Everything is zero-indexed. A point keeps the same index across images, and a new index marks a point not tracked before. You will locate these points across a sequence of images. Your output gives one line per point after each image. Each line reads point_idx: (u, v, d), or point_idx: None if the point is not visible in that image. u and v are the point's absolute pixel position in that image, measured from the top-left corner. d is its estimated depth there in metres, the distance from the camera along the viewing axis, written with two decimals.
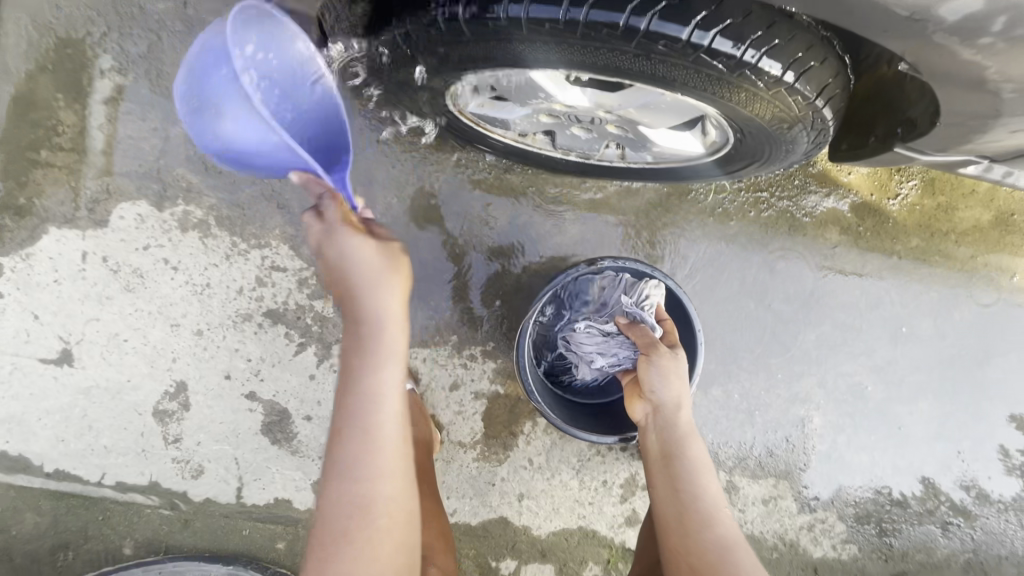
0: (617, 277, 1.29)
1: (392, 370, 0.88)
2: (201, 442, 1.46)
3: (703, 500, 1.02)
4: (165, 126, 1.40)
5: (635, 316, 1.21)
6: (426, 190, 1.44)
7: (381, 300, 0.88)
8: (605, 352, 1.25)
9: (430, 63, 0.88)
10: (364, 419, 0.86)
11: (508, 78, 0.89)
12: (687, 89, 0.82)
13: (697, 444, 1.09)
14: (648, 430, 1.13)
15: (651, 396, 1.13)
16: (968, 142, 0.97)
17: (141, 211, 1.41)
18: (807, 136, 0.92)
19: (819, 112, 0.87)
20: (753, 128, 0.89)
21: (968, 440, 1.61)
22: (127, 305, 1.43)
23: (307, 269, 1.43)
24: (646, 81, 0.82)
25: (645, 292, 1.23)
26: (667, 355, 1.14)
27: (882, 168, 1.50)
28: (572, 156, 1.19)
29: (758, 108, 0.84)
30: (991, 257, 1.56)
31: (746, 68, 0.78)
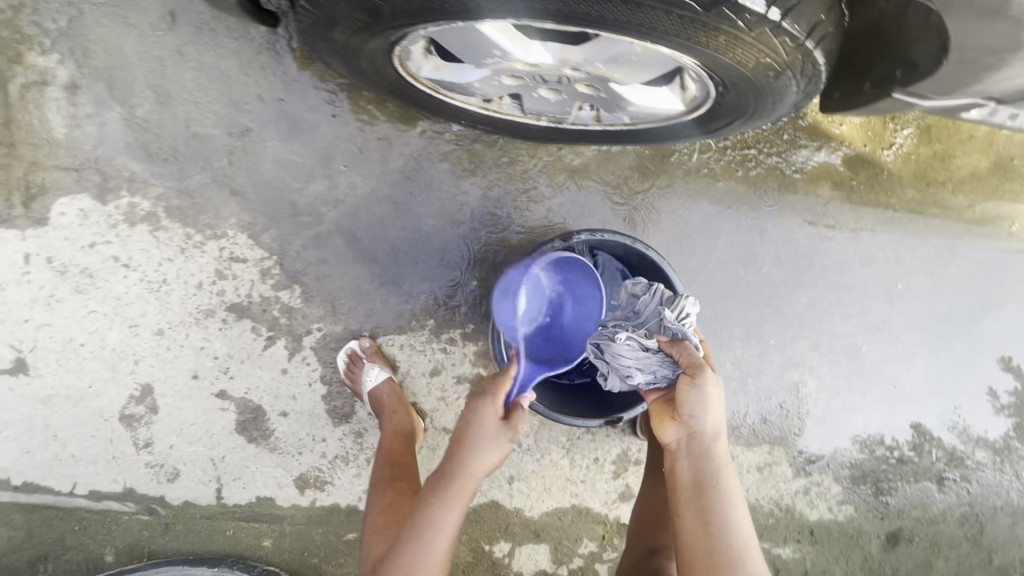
0: (651, 288, 1.16)
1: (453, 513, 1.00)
2: (174, 445, 1.40)
3: (734, 537, 0.94)
4: (99, 110, 1.28)
5: (677, 332, 1.06)
6: (390, 166, 1.34)
7: (474, 463, 0.99)
8: (643, 368, 1.07)
9: (365, 20, 0.77)
10: (422, 538, 0.98)
11: (456, 32, 0.78)
12: (658, 35, 0.72)
13: (731, 475, 0.99)
14: (679, 457, 1.01)
15: (689, 420, 0.99)
16: (977, 83, 0.85)
17: (82, 206, 1.30)
18: (797, 84, 0.83)
19: (809, 56, 0.77)
20: (736, 78, 0.80)
21: (964, 394, 1.57)
22: (79, 308, 1.33)
23: (268, 258, 1.34)
24: (611, 27, 0.71)
25: (686, 306, 1.10)
26: (713, 379, 1.00)
27: (876, 117, 1.42)
28: (542, 121, 1.09)
29: (738, 54, 0.75)
30: (989, 205, 1.50)
31: (724, 6, 0.68)
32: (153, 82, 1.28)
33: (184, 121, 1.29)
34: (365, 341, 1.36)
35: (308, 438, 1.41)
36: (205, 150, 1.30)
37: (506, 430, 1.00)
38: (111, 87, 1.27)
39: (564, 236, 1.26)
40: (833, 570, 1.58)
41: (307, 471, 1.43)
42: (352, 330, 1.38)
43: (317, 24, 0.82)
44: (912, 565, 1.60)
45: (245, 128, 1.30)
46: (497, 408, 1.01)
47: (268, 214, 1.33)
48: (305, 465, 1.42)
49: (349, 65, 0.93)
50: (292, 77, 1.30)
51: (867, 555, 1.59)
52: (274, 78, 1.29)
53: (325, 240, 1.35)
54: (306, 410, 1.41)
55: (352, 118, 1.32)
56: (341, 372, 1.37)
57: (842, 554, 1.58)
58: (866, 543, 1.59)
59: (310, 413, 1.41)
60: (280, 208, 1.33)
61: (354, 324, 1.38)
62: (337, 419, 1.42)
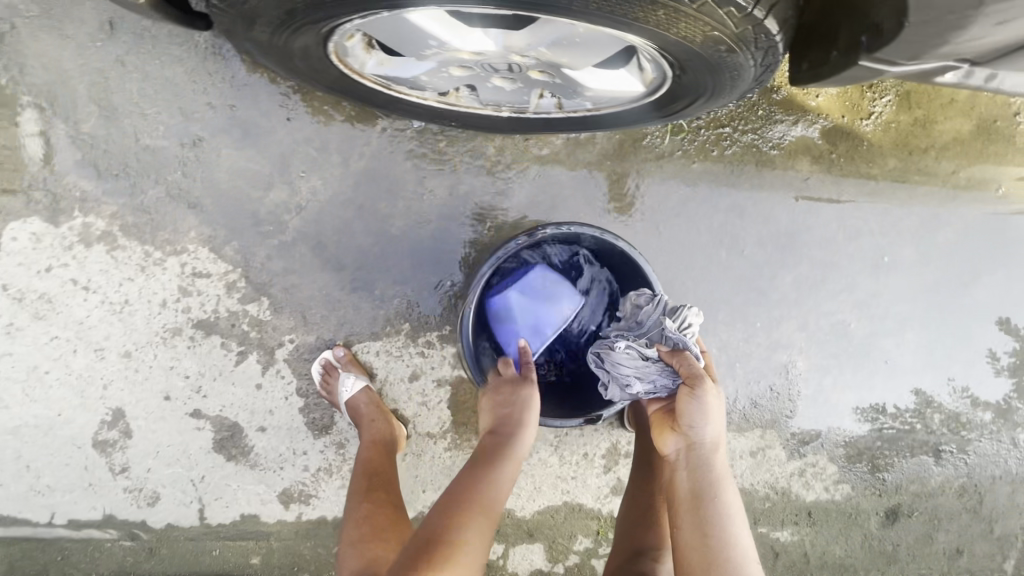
0: (655, 298, 1.13)
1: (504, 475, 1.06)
2: (151, 468, 1.36)
3: (733, 550, 0.91)
4: (42, 128, 1.22)
5: (677, 342, 1.04)
6: (351, 168, 1.29)
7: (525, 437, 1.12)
8: (642, 377, 1.06)
9: (280, 12, 0.72)
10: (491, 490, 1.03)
11: (385, 22, 0.74)
12: (593, 14, 0.67)
13: (730, 487, 0.96)
14: (678, 468, 0.98)
15: (688, 431, 0.97)
16: (946, 44, 0.79)
17: (34, 229, 1.25)
18: (754, 58, 0.77)
19: (762, 26, 0.72)
20: (687, 54, 0.75)
21: (958, 365, 1.54)
22: (41, 335, 1.29)
23: (232, 271, 1.30)
24: (542, 8, 0.66)
25: (689, 316, 1.07)
26: (713, 390, 0.97)
27: (853, 87, 1.37)
28: (504, 111, 1.04)
29: (681, 28, 0.69)
30: (975, 170, 1.45)
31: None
32: (96, 95, 1.22)
33: (133, 134, 1.24)
34: (339, 351, 1.32)
35: (289, 452, 1.38)
36: (157, 163, 1.25)
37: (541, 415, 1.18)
38: (53, 103, 1.22)
39: (529, 232, 1.22)
40: (833, 550, 1.56)
41: (290, 485, 1.39)
42: (325, 339, 1.34)
43: (237, 23, 0.77)
44: (912, 540, 1.58)
45: (197, 138, 1.25)
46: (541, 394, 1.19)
47: (229, 225, 1.29)
48: (288, 480, 1.39)
49: (284, 64, 0.88)
50: (242, 82, 1.24)
51: (867, 533, 1.57)
52: (223, 84, 1.24)
53: (290, 249, 1.30)
54: (284, 424, 1.37)
55: (308, 121, 1.27)
56: (317, 383, 1.32)
57: (842, 534, 1.56)
58: (865, 521, 1.57)
59: (288, 426, 1.37)
60: (240, 218, 1.29)
61: (327, 333, 1.34)
62: (317, 431, 1.38)
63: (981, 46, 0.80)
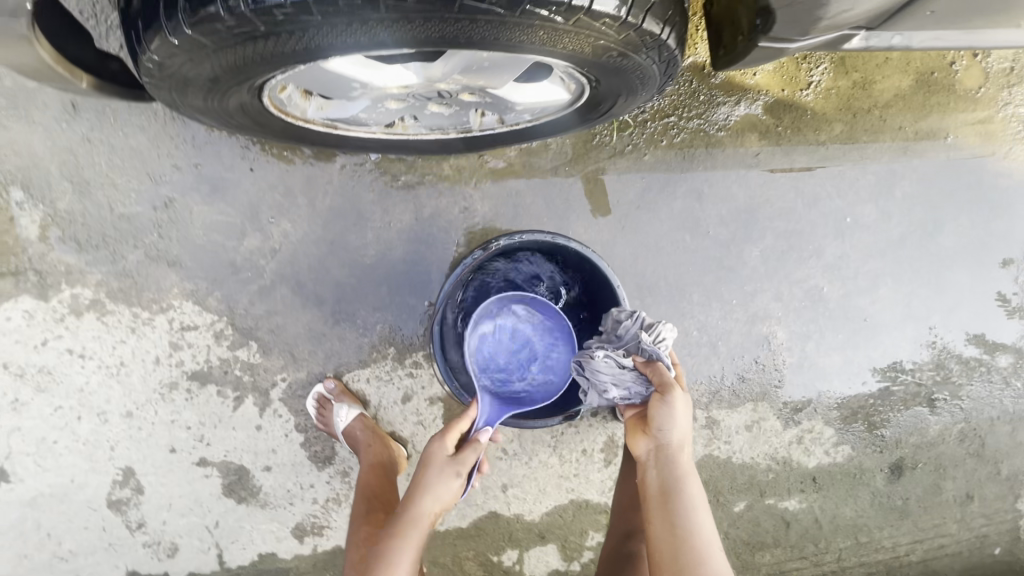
0: (633, 313, 1.17)
1: (407, 558, 0.98)
2: (166, 520, 1.40)
3: (701, 541, 0.92)
4: (22, 210, 1.29)
5: (652, 354, 1.09)
6: (317, 207, 1.35)
7: (430, 494, 1.00)
8: (618, 384, 1.09)
9: (207, 79, 0.78)
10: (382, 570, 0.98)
11: (309, 72, 0.80)
12: (482, 44, 0.73)
13: (697, 483, 0.99)
14: (648, 467, 1.01)
15: (657, 432, 1.01)
16: (822, 20, 0.84)
17: (27, 307, 1.31)
18: (650, 56, 0.82)
19: (642, 29, 0.76)
20: (584, 64, 0.80)
21: (936, 313, 1.56)
22: (46, 407, 1.34)
23: (219, 320, 1.35)
24: (434, 45, 0.72)
25: (664, 330, 1.12)
26: (681, 395, 1.02)
27: (787, 60, 1.41)
28: (451, 133, 1.08)
29: (567, 42, 0.74)
30: (921, 123, 1.49)
31: (526, 4, 0.67)
32: (69, 173, 1.29)
33: (109, 204, 1.31)
34: (330, 383, 1.36)
35: (297, 487, 1.42)
36: (134, 228, 1.32)
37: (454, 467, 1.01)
38: (30, 186, 1.28)
39: (484, 246, 1.29)
40: (843, 512, 1.57)
41: (302, 519, 1.43)
42: (316, 374, 1.39)
43: (172, 93, 0.83)
44: (920, 491, 1.59)
45: (168, 199, 1.32)
46: (444, 440, 1.05)
47: (210, 277, 1.34)
48: (300, 514, 1.42)
49: (228, 121, 0.94)
50: (203, 141, 1.31)
51: (874, 490, 1.58)
52: (185, 146, 1.31)
53: (270, 292, 1.36)
54: (289, 460, 1.41)
55: (270, 169, 1.33)
56: (314, 417, 1.37)
57: (849, 494, 1.57)
58: (870, 479, 1.58)
59: (293, 462, 1.41)
60: (219, 269, 1.34)
61: (316, 368, 1.38)
62: (320, 463, 1.42)
63: (861, 12, 0.83)
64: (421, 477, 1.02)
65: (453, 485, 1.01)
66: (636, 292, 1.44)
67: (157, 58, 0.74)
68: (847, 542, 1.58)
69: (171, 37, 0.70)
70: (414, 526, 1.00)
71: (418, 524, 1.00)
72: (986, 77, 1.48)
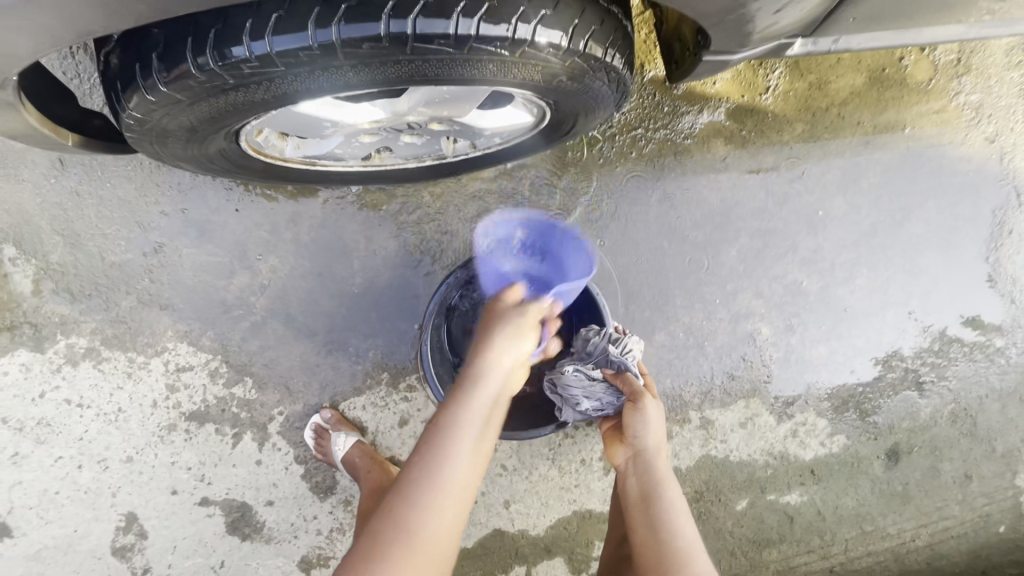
0: (600, 330, 1.27)
1: (482, 396, 0.94)
2: (171, 564, 1.38)
3: (681, 539, 0.98)
4: (15, 267, 1.32)
5: (619, 365, 1.19)
6: (302, 241, 1.39)
7: (503, 334, 1.03)
8: (590, 396, 1.19)
9: (181, 128, 0.82)
10: (461, 400, 0.92)
11: (282, 114, 0.87)
12: (436, 79, 0.78)
13: (675, 487, 1.06)
14: (628, 476, 1.09)
15: (634, 440, 1.11)
16: (754, 33, 0.90)
17: (24, 360, 1.33)
18: (600, 77, 0.87)
19: (587, 54, 0.81)
20: (535, 89, 0.85)
21: (914, 298, 1.60)
22: (45, 458, 1.35)
23: (214, 358, 1.37)
24: (393, 85, 0.78)
25: (631, 343, 1.22)
26: (654, 404, 1.13)
27: (744, 68, 1.49)
28: (426, 160, 1.13)
29: (518, 73, 0.80)
30: (878, 118, 1.55)
31: (471, 42, 0.73)
32: (59, 227, 1.33)
33: (100, 254, 1.34)
34: (326, 413, 1.37)
35: (300, 519, 1.41)
36: (126, 275, 1.35)
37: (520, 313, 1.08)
38: (23, 242, 1.32)
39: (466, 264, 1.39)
40: (845, 502, 1.58)
41: (307, 552, 1.42)
42: (312, 405, 1.40)
43: (152, 146, 0.87)
44: (919, 475, 1.61)
45: (157, 244, 1.36)
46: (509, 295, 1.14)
47: (202, 318, 1.37)
48: (304, 547, 1.41)
49: (209, 166, 0.98)
50: (188, 186, 1.36)
51: (873, 478, 1.59)
52: (171, 192, 1.36)
53: (262, 327, 1.38)
54: (290, 493, 1.41)
55: (254, 208, 1.37)
56: (312, 448, 1.38)
57: (850, 484, 1.58)
58: (868, 467, 1.59)
59: (295, 494, 1.41)
60: (211, 309, 1.37)
61: (313, 399, 1.40)
62: (322, 494, 1.42)
63: (790, 20, 0.89)
64: (481, 339, 1.04)
65: (521, 331, 1.05)
66: (620, 299, 1.47)
67: (134, 113, 0.78)
68: (853, 532, 1.58)
69: (147, 94, 0.75)
70: (487, 370, 0.97)
71: (490, 367, 0.98)
72: (935, 68, 1.56)
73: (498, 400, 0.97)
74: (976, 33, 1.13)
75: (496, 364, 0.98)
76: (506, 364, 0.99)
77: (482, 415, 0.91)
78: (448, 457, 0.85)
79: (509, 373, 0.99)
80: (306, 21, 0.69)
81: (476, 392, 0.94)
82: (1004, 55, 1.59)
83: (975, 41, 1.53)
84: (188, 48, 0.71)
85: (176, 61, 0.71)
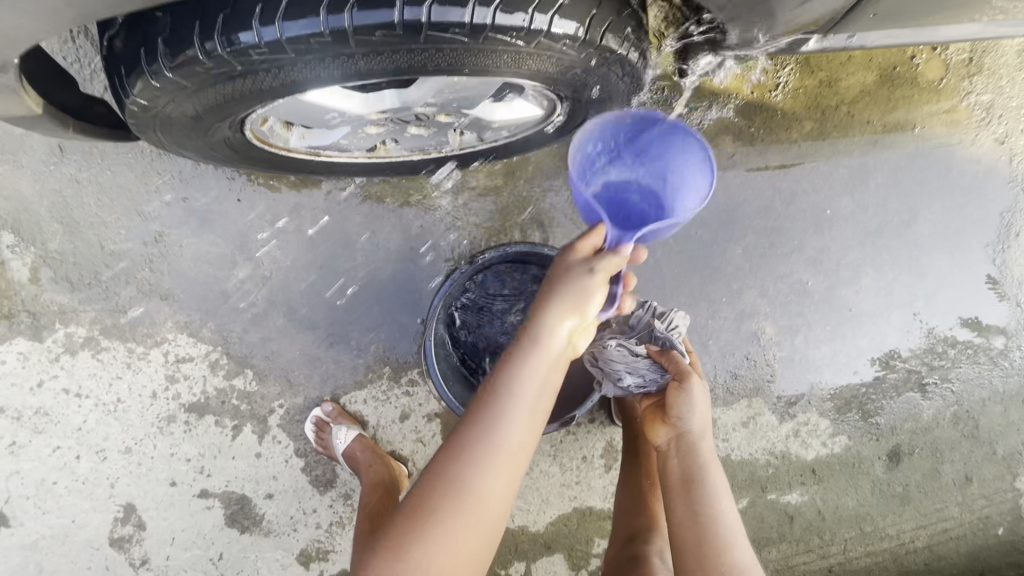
0: (642, 304, 1.27)
1: (531, 370, 0.83)
2: (170, 555, 1.37)
3: (723, 527, 0.98)
4: (14, 254, 1.30)
5: (665, 340, 1.19)
6: (305, 232, 1.37)
7: (560, 295, 0.85)
8: (633, 371, 1.15)
9: (185, 116, 0.80)
10: (510, 376, 0.83)
11: (290, 103, 0.85)
12: (449, 70, 0.77)
13: (718, 472, 1.05)
14: (670, 457, 1.08)
15: (678, 421, 1.08)
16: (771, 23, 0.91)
17: (21, 348, 1.32)
18: (615, 72, 0.86)
19: (603, 48, 0.80)
20: (549, 82, 0.84)
21: (919, 299, 1.59)
22: (43, 448, 1.33)
23: (214, 350, 1.36)
24: (406, 74, 0.77)
25: (676, 319, 1.25)
26: (699, 385, 1.09)
27: (754, 64, 1.47)
28: (431, 153, 1.12)
29: (531, 64, 0.79)
30: (888, 116, 1.54)
31: (488, 31, 0.71)
32: (58, 215, 1.31)
33: (99, 242, 1.33)
34: (327, 406, 1.36)
35: (300, 512, 1.41)
36: (126, 265, 1.34)
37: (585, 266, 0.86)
38: (22, 228, 1.30)
39: (471, 261, 1.37)
40: (845, 503, 1.58)
41: (306, 545, 1.41)
42: (312, 398, 1.39)
43: (157, 134, 0.86)
44: (920, 477, 1.60)
45: (158, 234, 1.34)
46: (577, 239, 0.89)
47: (202, 309, 1.36)
48: (303, 540, 1.41)
49: (214, 154, 0.97)
50: (189, 174, 1.34)
51: (874, 479, 1.59)
52: (173, 181, 1.34)
53: (264, 319, 1.37)
54: (290, 486, 1.40)
55: (257, 198, 1.36)
56: (313, 441, 1.37)
57: (851, 485, 1.58)
58: (869, 468, 1.59)
59: (294, 487, 1.40)
60: (211, 299, 1.36)
61: (313, 392, 1.39)
62: (322, 487, 1.41)
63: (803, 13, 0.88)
64: (541, 297, 0.87)
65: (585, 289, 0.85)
66: None
67: (139, 100, 0.76)
68: (852, 532, 1.58)
69: (153, 80, 0.73)
70: (539, 339, 0.84)
71: (544, 335, 0.84)
72: (946, 68, 1.54)
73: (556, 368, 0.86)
74: (992, 32, 1.12)
75: (554, 332, 0.84)
76: (561, 332, 0.84)
77: (535, 388, 0.83)
78: (493, 436, 0.80)
79: (565, 342, 0.85)
80: (318, 7, 0.67)
81: (524, 369, 0.83)
82: (1017, 55, 1.57)
83: (987, 41, 1.51)
84: (196, 34, 0.69)
85: (183, 47, 0.70)
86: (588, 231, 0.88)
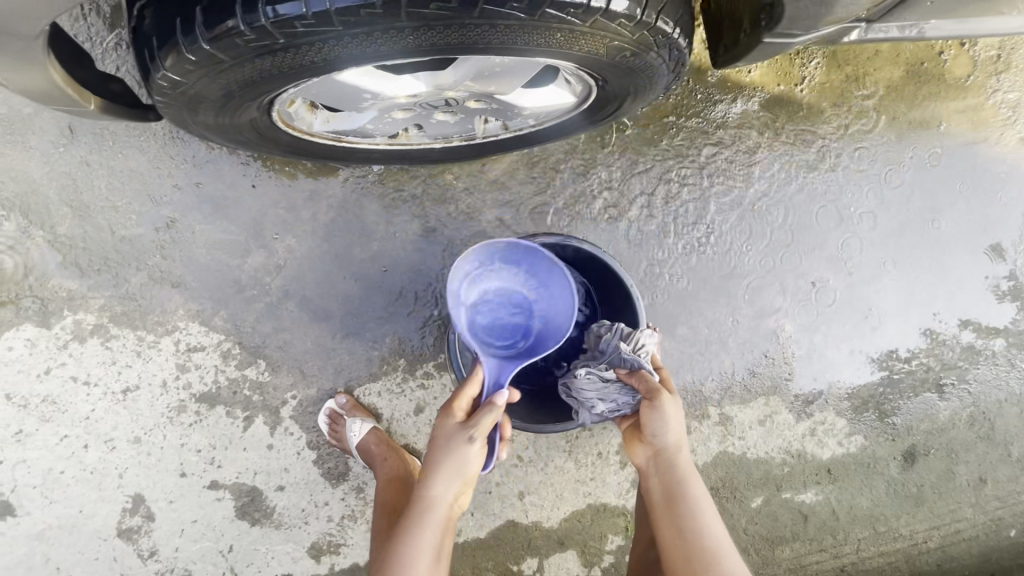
0: (612, 325, 1.19)
1: (423, 541, 0.90)
2: (179, 547, 1.35)
3: (709, 538, 0.96)
4: (21, 239, 1.27)
5: (633, 363, 1.09)
6: (320, 220, 1.34)
7: (440, 470, 0.91)
8: (604, 397, 1.13)
9: (213, 93, 0.77)
10: (406, 552, 0.89)
11: (325, 83, 0.83)
12: (498, 48, 0.75)
13: (699, 484, 1.02)
14: (650, 477, 1.05)
15: (652, 439, 1.04)
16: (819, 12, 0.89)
17: (29, 335, 1.28)
18: (661, 56, 0.84)
19: (655, 29, 0.78)
20: (596, 64, 0.82)
21: (940, 299, 1.57)
22: (50, 437, 1.31)
23: (226, 339, 1.33)
24: (455, 51, 0.74)
25: (643, 337, 1.13)
26: (671, 400, 1.03)
27: (781, 57, 1.46)
28: (455, 141, 1.09)
29: (584, 45, 0.77)
30: (914, 112, 1.52)
31: (545, 7, 0.69)
32: (68, 198, 1.28)
33: (109, 227, 1.29)
34: (341, 398, 1.34)
35: (311, 505, 1.38)
36: (136, 251, 1.30)
37: (462, 434, 0.92)
38: (30, 212, 1.27)
39: None
40: (860, 503, 1.57)
41: (317, 539, 1.39)
42: (326, 390, 1.37)
43: (181, 113, 0.83)
44: (934, 478, 1.59)
45: (170, 220, 1.31)
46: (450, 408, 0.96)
47: (215, 297, 1.33)
48: (315, 533, 1.38)
49: (237, 137, 0.93)
50: (202, 158, 1.31)
51: (889, 479, 1.58)
52: (186, 165, 1.31)
53: (278, 308, 1.34)
54: (301, 478, 1.38)
55: (272, 185, 1.33)
56: (326, 433, 1.34)
57: (866, 485, 1.57)
58: (884, 468, 1.58)
59: (306, 479, 1.38)
60: (224, 288, 1.33)
61: (327, 383, 1.37)
62: (334, 480, 1.39)
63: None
64: (424, 467, 0.94)
65: (461, 456, 0.91)
66: (643, 291, 1.44)
67: (170, 76, 0.73)
68: (866, 532, 1.57)
69: (186, 53, 0.70)
70: (425, 513, 0.91)
71: (431, 508, 0.91)
72: (973, 65, 1.53)
73: (445, 530, 0.93)
74: None
75: (437, 503, 0.91)
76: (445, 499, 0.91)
77: (430, 555, 0.90)
78: None
79: (449, 507, 0.92)
80: None
81: (416, 541, 0.90)
82: None
83: (1016, 37, 1.50)
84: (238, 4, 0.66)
85: (222, 17, 0.67)
86: (460, 395, 0.97)
